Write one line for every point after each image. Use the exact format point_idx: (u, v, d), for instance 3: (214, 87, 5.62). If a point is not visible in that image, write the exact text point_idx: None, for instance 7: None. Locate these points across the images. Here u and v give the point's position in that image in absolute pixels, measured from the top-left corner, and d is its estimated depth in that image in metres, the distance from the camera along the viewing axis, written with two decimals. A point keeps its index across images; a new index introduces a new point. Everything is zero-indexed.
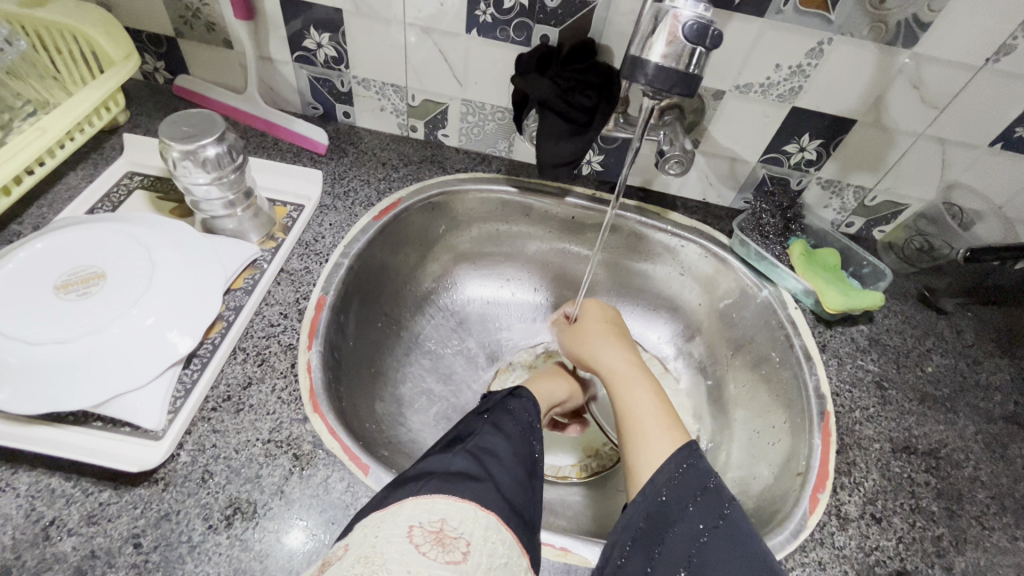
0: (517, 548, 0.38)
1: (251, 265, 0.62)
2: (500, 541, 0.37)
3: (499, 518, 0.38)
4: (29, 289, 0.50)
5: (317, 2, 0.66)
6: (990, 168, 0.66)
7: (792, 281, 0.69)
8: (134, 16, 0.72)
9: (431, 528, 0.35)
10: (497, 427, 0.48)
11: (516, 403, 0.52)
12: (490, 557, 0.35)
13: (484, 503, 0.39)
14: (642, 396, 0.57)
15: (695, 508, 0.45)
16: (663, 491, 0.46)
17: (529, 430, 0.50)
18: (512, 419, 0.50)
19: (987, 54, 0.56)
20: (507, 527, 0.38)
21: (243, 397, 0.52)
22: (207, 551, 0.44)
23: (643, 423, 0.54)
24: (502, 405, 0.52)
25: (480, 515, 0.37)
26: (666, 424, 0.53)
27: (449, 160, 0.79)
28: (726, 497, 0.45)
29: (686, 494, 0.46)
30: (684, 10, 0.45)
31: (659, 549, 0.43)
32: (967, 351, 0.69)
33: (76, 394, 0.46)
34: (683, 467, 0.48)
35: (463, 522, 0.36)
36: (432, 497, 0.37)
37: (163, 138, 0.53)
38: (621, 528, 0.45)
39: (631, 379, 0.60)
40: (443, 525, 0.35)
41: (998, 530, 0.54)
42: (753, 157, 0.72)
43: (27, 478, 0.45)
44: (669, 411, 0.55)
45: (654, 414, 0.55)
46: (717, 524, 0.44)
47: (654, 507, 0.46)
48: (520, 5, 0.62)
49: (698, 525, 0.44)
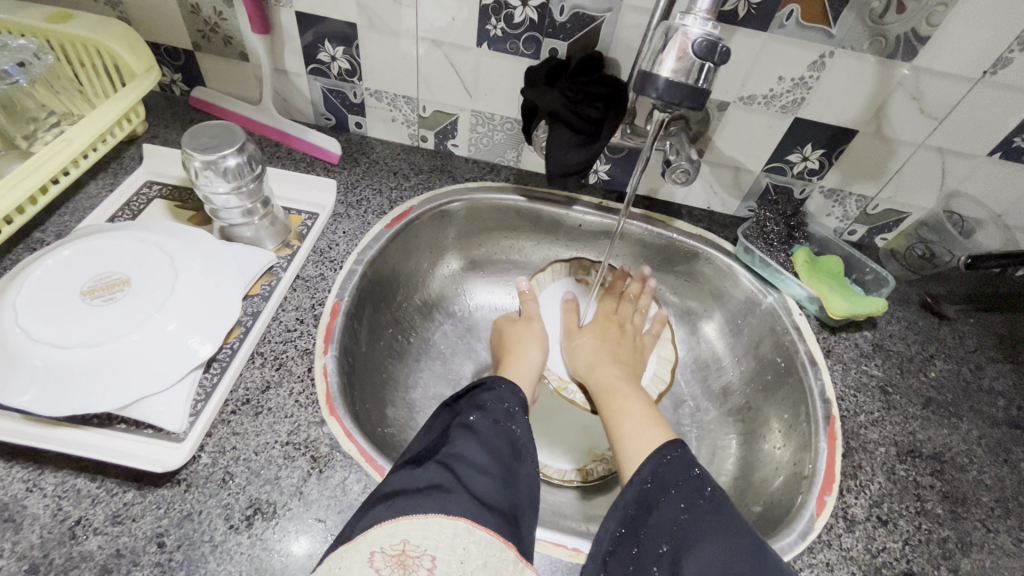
0: (498, 544, 0.40)
1: (267, 271, 0.63)
2: (474, 542, 0.39)
3: (469, 521, 0.40)
4: (55, 294, 0.51)
5: (331, 16, 0.68)
6: (990, 177, 0.68)
7: (797, 287, 0.70)
8: (153, 29, 0.74)
9: (393, 551, 0.37)
10: (470, 429, 0.48)
11: (488, 397, 0.53)
12: (461, 564, 0.38)
13: (451, 510, 0.40)
14: (632, 396, 0.61)
15: (679, 490, 0.44)
16: (649, 478, 0.46)
17: (506, 417, 0.51)
18: (482, 417, 0.50)
19: (985, 68, 0.58)
20: (481, 527, 0.40)
21: (261, 401, 0.54)
22: (228, 550, 0.45)
23: (628, 423, 0.57)
24: (474, 400, 0.52)
25: (447, 525, 0.39)
26: (654, 419, 0.57)
27: (459, 170, 0.81)
28: (708, 480, 0.45)
29: (672, 478, 0.45)
30: (693, 28, 0.47)
31: (645, 529, 0.43)
32: (969, 357, 0.70)
33: (101, 397, 0.47)
34: (668, 458, 0.47)
35: (427, 535, 0.38)
36: (395, 520, 0.39)
37: (185, 149, 0.55)
38: (609, 515, 0.45)
39: (618, 390, 0.62)
40: (405, 546, 0.37)
41: (1002, 532, 0.55)
42: (757, 166, 0.73)
43: (53, 478, 0.47)
44: (655, 409, 0.59)
45: (643, 412, 0.58)
46: (699, 503, 0.43)
47: (639, 493, 0.45)
48: (529, 19, 0.64)
49: (680, 505, 0.43)
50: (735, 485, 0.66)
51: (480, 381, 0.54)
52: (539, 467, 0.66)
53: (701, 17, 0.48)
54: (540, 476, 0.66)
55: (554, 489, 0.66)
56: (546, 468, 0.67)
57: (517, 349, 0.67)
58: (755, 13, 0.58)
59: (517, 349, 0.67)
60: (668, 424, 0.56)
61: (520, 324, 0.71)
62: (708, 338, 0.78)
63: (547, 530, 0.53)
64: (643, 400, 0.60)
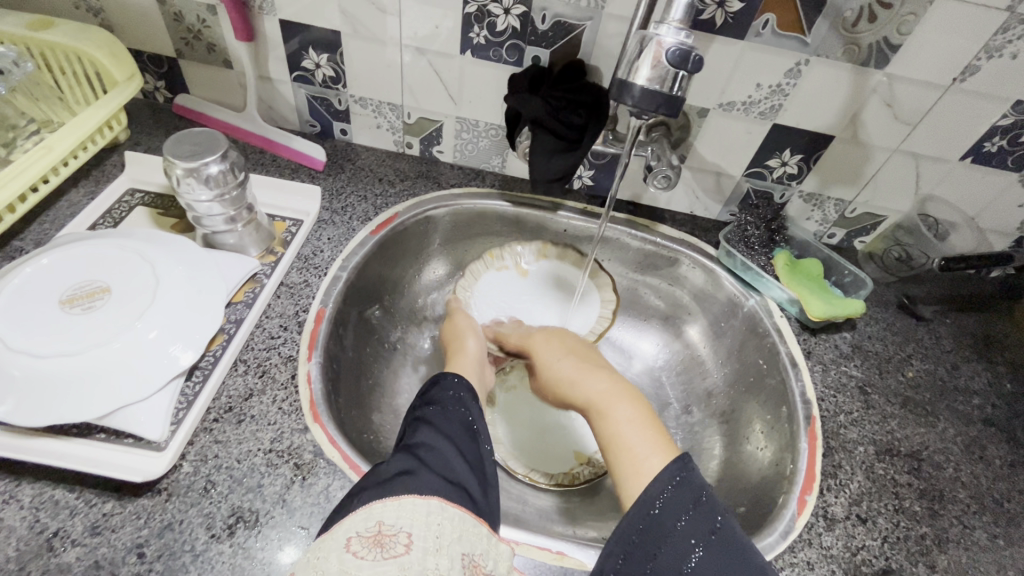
0: (471, 519, 0.40)
1: (251, 278, 0.63)
2: (449, 518, 0.39)
3: (441, 498, 0.40)
4: (32, 302, 0.51)
5: (316, 24, 0.69)
6: (962, 180, 0.70)
7: (777, 290, 0.72)
8: (136, 37, 0.74)
9: (369, 533, 0.37)
10: (426, 420, 0.48)
11: (436, 390, 0.52)
12: (437, 539, 0.38)
13: (421, 491, 0.40)
14: (616, 403, 0.54)
15: (689, 521, 0.42)
16: (657, 503, 0.43)
17: (455, 403, 0.50)
18: (432, 407, 0.50)
19: (954, 74, 0.60)
20: (452, 504, 0.40)
21: (244, 408, 0.53)
22: (209, 560, 0.44)
23: (627, 442, 0.50)
24: (425, 396, 0.52)
25: (420, 504, 0.39)
26: (648, 433, 0.50)
27: (443, 176, 0.82)
28: (719, 510, 0.43)
29: (681, 506, 0.43)
30: (668, 37, 0.48)
31: (652, 563, 0.41)
32: (946, 357, 0.71)
33: (79, 407, 0.46)
34: (677, 480, 0.44)
35: (402, 515, 0.38)
36: (368, 505, 0.39)
37: (167, 156, 0.55)
38: (613, 540, 0.43)
39: (604, 403, 0.54)
40: (381, 526, 0.37)
41: (978, 529, 0.56)
42: (738, 172, 0.75)
43: (30, 490, 0.46)
44: (653, 419, 0.52)
45: (637, 429, 0.50)
46: (710, 538, 0.41)
47: (645, 519, 0.42)
48: (512, 27, 0.65)
49: (691, 541, 0.41)
50: (718, 486, 0.67)
51: (444, 380, 0.53)
52: (525, 471, 0.67)
53: (675, 26, 0.49)
54: (527, 480, 0.66)
55: (540, 493, 0.66)
56: (532, 473, 0.67)
57: (457, 344, 0.65)
58: (732, 22, 0.60)
59: (457, 344, 0.65)
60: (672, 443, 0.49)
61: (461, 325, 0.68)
62: (692, 341, 0.79)
63: (530, 534, 0.53)
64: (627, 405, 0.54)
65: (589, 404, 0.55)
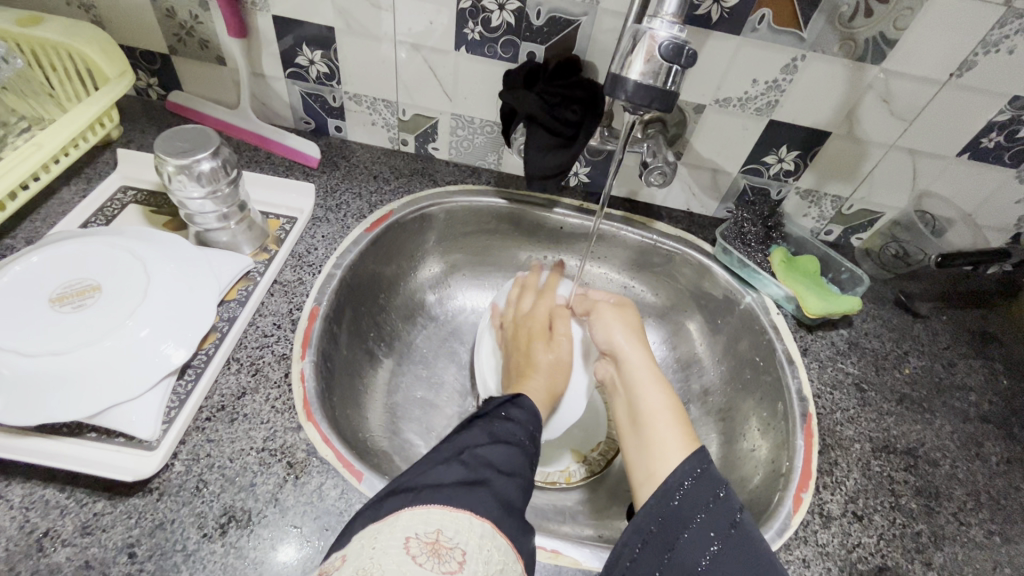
0: (512, 553, 0.39)
1: (244, 276, 0.63)
2: (496, 547, 0.38)
3: (494, 524, 0.39)
4: (22, 301, 0.50)
5: (310, 20, 0.68)
6: (959, 177, 0.69)
7: (774, 287, 0.71)
8: (128, 33, 0.74)
9: (427, 539, 0.36)
10: (493, 436, 0.47)
11: (516, 412, 0.52)
12: (486, 564, 0.36)
13: (478, 509, 0.39)
14: (648, 384, 0.59)
15: (706, 515, 0.44)
16: (677, 495, 0.45)
17: (527, 436, 0.50)
18: (510, 426, 0.50)
19: (951, 70, 0.60)
20: (502, 532, 0.39)
21: (237, 407, 0.53)
22: (201, 559, 0.44)
23: (655, 429, 0.55)
24: (501, 412, 0.52)
25: (476, 524, 0.38)
26: (678, 419, 0.55)
27: (439, 173, 0.81)
28: (736, 506, 0.44)
29: (702, 500, 0.45)
30: (661, 31, 0.48)
31: (669, 554, 0.43)
32: (943, 354, 0.71)
33: (70, 406, 0.46)
34: (697, 473, 0.47)
35: (460, 530, 0.37)
36: (427, 507, 0.38)
37: (158, 153, 0.55)
38: (632, 529, 0.45)
39: (644, 387, 0.59)
40: (439, 535, 0.36)
41: (975, 526, 0.56)
42: (734, 168, 0.74)
43: (20, 490, 0.46)
44: (681, 411, 0.56)
45: (667, 418, 0.55)
46: (728, 532, 0.43)
47: (664, 510, 0.45)
48: (507, 23, 0.64)
49: (709, 533, 0.43)
50: None
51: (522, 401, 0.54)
52: None
53: (668, 20, 0.48)
54: None
55: (536, 491, 0.66)
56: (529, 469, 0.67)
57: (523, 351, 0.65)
58: (728, 17, 0.59)
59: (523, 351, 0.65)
60: (695, 434, 0.54)
61: (541, 343, 0.66)
62: (689, 338, 0.78)
63: None
64: (660, 387, 0.59)
65: (630, 387, 0.60)
